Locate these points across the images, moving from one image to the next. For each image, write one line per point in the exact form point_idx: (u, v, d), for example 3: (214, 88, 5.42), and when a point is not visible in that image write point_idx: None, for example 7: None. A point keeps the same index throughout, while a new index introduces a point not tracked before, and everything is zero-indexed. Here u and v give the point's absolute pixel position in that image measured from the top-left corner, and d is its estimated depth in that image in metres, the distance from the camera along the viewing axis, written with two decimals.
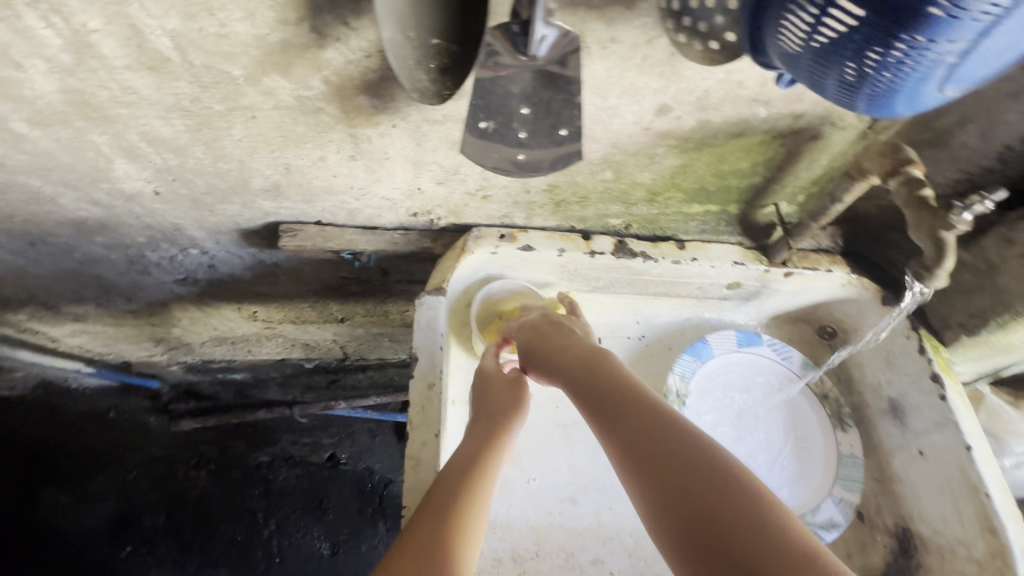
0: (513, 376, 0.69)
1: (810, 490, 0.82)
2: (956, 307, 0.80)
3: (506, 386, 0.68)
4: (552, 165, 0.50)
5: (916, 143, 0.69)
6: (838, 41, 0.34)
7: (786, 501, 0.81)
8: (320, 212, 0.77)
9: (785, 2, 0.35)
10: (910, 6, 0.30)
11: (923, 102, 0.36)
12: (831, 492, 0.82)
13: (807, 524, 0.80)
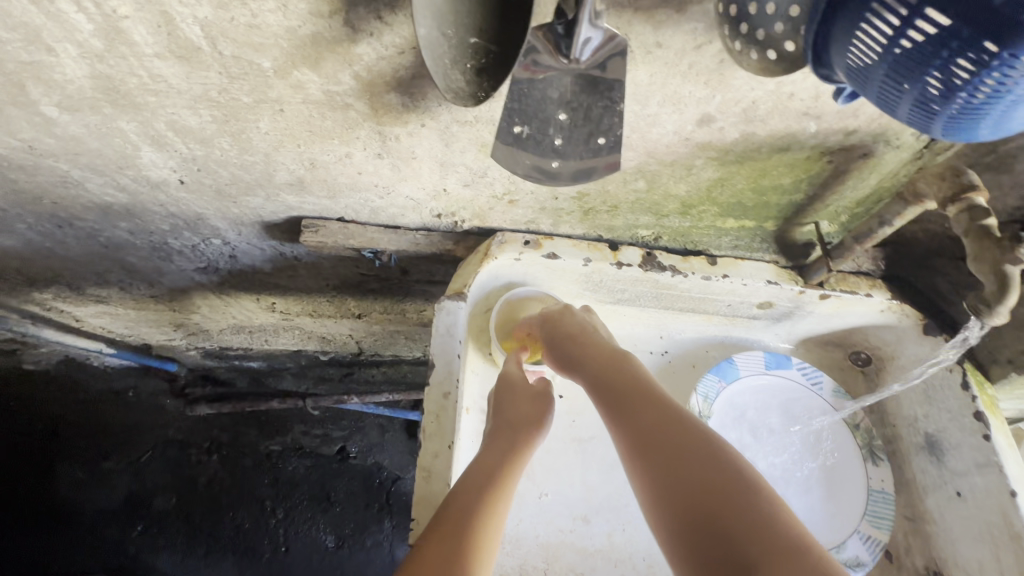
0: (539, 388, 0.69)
1: (836, 524, 0.78)
2: (1006, 342, 0.74)
3: (532, 397, 0.68)
4: (587, 174, 0.48)
5: (976, 166, 0.64)
6: (922, 52, 0.31)
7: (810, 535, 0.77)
8: (343, 209, 0.76)
9: (863, 9, 0.32)
10: (1013, 15, 0.27)
11: (1011, 125, 0.32)
12: (859, 527, 0.78)
13: None
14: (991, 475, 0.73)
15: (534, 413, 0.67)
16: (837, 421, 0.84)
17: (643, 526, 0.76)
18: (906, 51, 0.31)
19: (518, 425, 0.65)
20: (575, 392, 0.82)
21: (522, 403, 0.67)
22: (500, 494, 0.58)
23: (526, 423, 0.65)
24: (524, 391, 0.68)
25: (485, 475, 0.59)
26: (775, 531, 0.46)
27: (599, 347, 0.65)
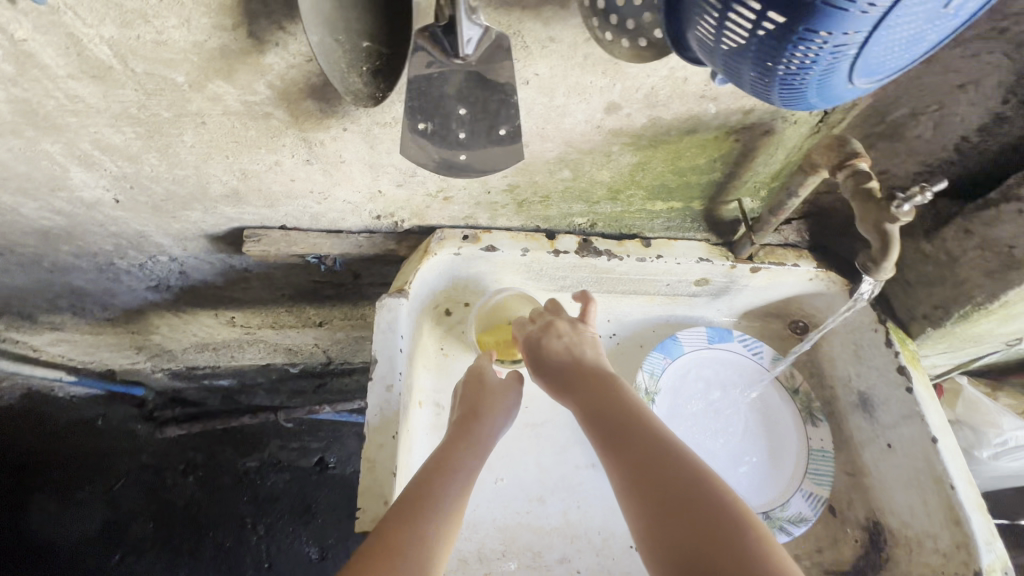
0: (506, 384, 0.74)
1: (778, 485, 0.82)
2: (920, 299, 0.79)
3: (495, 398, 0.72)
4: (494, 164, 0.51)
5: (871, 136, 0.69)
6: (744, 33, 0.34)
7: (756, 497, 0.81)
8: (283, 216, 0.78)
9: None
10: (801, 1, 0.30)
11: (836, 93, 0.36)
12: (800, 485, 0.82)
13: (776, 520, 0.79)
14: (914, 424, 0.77)
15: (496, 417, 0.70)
16: (774, 388, 0.89)
17: (598, 502, 0.79)
18: (732, 34, 0.34)
19: (481, 419, 0.69)
20: (526, 380, 0.85)
21: (481, 396, 0.72)
22: (462, 485, 0.61)
23: (486, 418, 0.70)
24: (487, 388, 0.73)
25: (448, 465, 0.63)
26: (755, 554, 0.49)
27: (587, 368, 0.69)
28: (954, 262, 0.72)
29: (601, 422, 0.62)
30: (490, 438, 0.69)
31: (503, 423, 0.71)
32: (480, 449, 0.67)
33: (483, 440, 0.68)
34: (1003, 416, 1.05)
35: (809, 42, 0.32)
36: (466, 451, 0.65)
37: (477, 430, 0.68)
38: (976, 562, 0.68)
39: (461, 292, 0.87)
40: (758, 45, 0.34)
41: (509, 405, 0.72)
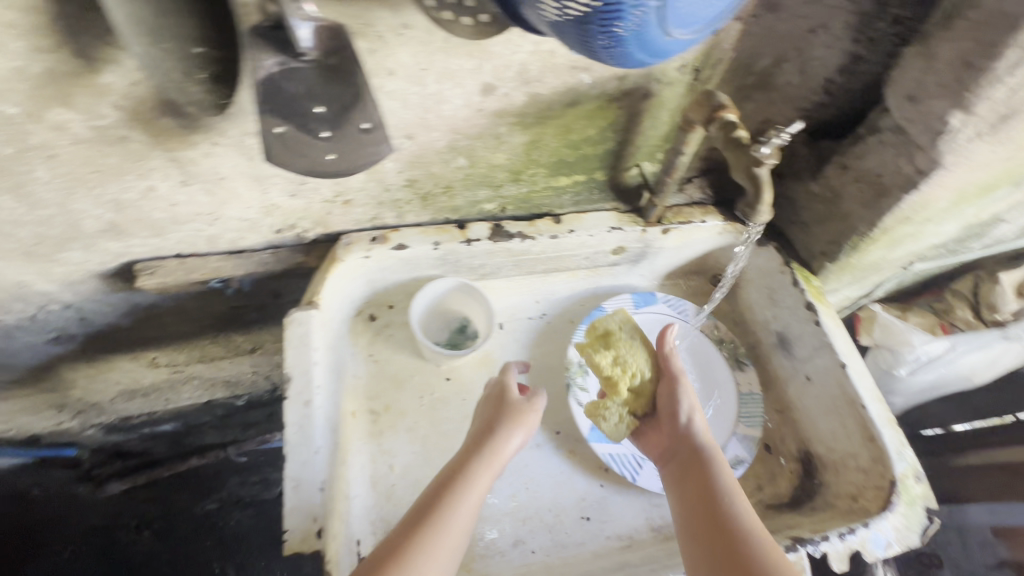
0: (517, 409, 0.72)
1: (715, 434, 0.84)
2: (817, 237, 0.83)
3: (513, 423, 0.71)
4: (362, 161, 0.48)
5: (744, 88, 0.72)
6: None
7: None
8: (177, 244, 0.74)
9: None
10: None
11: (658, 47, 0.36)
12: (733, 429, 0.85)
13: None
14: (825, 355, 0.82)
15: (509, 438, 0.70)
16: (703, 342, 0.92)
17: (545, 479, 0.80)
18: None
19: (495, 434, 0.69)
20: (461, 373, 0.86)
21: (498, 414, 0.72)
22: (467, 505, 0.64)
23: (502, 435, 0.70)
24: (509, 409, 0.72)
25: (455, 487, 0.65)
26: None
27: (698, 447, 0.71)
28: (837, 198, 0.76)
29: (700, 507, 0.66)
30: (502, 455, 0.69)
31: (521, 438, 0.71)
32: (493, 463, 0.68)
33: (495, 459, 0.68)
34: (915, 333, 1.10)
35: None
36: (479, 470, 0.66)
37: (490, 444, 0.69)
38: (890, 472, 0.72)
39: (382, 295, 0.85)
40: (561, 11, 0.34)
41: (527, 420, 0.72)
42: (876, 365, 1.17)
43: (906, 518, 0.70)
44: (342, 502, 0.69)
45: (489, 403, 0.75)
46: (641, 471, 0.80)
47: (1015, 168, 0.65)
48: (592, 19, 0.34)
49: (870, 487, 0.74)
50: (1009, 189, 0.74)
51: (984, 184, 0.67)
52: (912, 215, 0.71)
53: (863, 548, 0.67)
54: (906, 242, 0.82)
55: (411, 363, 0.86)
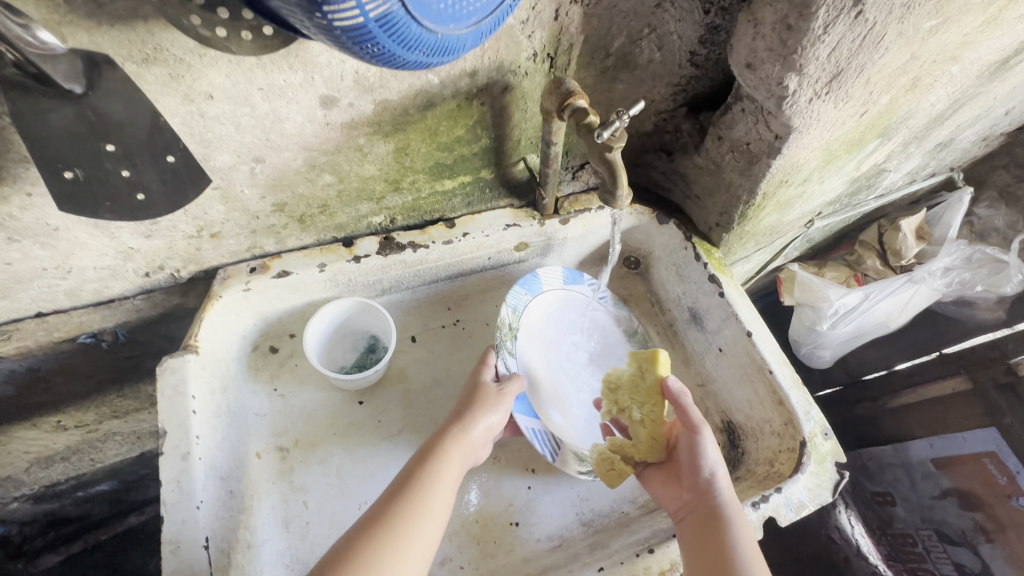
0: (493, 396, 0.73)
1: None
2: (711, 210, 0.83)
3: (490, 405, 0.72)
4: (169, 187, 0.54)
5: (610, 70, 0.70)
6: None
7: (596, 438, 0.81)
8: (32, 304, 0.68)
9: None
10: None
11: (429, 46, 0.34)
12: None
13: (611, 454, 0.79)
14: (732, 325, 0.82)
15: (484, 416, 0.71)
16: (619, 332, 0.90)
17: (469, 492, 0.78)
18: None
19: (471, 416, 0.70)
20: (373, 394, 0.83)
21: (474, 399, 0.73)
22: (443, 489, 0.63)
23: (479, 415, 0.71)
24: (484, 396, 0.73)
25: (430, 468, 0.64)
26: None
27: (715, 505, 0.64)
28: (719, 168, 0.76)
29: (702, 525, 0.63)
30: (479, 429, 0.70)
31: (497, 418, 0.72)
32: (465, 449, 0.67)
33: (469, 441, 0.68)
34: (831, 287, 1.09)
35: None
36: (454, 449, 0.66)
37: (460, 422, 0.69)
38: (801, 433, 0.73)
39: (279, 325, 0.81)
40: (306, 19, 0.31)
41: (501, 405, 0.73)
42: (802, 322, 1.19)
43: (817, 477, 0.71)
44: (244, 552, 0.65)
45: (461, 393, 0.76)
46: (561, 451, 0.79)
47: (874, 120, 0.66)
48: (337, 33, 0.31)
49: (784, 451, 0.74)
50: (880, 141, 0.75)
51: (849, 139, 0.68)
52: (787, 178, 0.72)
53: (776, 514, 0.68)
54: (795, 203, 0.83)
55: (319, 392, 0.82)
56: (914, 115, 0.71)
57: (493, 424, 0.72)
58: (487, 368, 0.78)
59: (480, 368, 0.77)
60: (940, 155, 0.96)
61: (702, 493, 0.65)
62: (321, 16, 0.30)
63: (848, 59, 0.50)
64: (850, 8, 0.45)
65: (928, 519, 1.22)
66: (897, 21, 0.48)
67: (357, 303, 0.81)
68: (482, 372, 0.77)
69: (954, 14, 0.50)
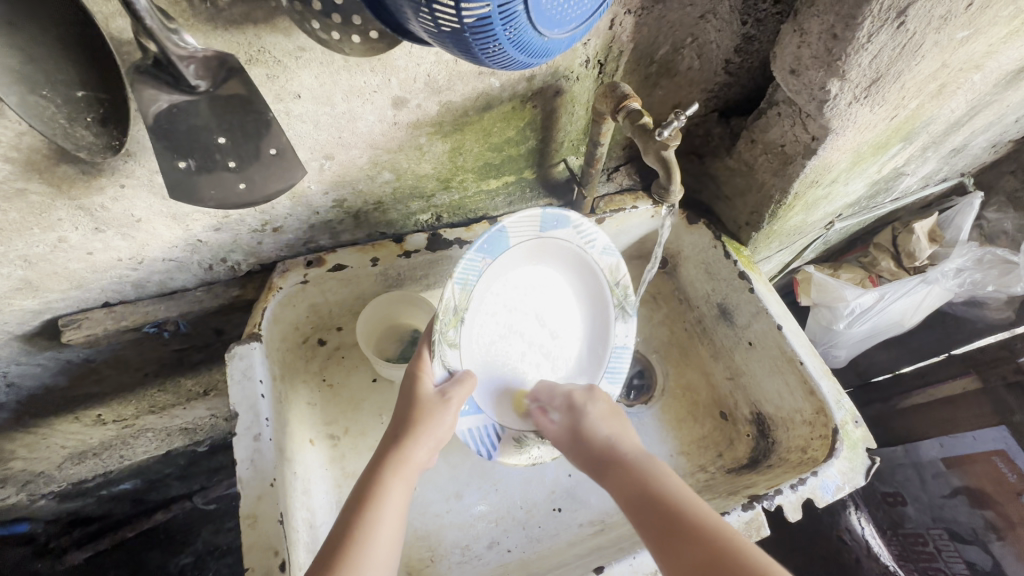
0: (433, 402, 0.64)
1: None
2: (741, 209, 0.87)
3: (429, 417, 0.63)
4: (271, 184, 0.50)
5: (651, 75, 0.74)
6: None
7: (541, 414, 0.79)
8: (102, 293, 0.71)
9: None
10: None
11: (538, 46, 0.38)
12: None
13: None
14: (762, 319, 0.85)
15: (429, 428, 0.63)
16: (597, 283, 0.79)
17: (513, 479, 0.81)
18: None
19: (406, 444, 0.62)
20: None
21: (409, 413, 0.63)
22: (391, 519, 0.57)
23: (421, 437, 0.63)
24: (426, 410, 0.63)
25: (366, 516, 0.56)
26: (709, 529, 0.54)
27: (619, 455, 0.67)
28: (751, 169, 0.80)
29: (613, 467, 0.66)
30: (421, 451, 0.63)
31: (442, 432, 0.64)
32: (402, 471, 0.61)
33: (404, 459, 0.62)
34: (847, 288, 1.13)
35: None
36: (394, 485, 0.60)
37: (395, 457, 0.62)
38: (833, 420, 0.76)
39: (328, 318, 0.84)
40: (436, 23, 0.35)
41: (446, 415, 0.64)
42: (819, 322, 1.22)
43: (850, 462, 0.74)
44: (307, 531, 0.67)
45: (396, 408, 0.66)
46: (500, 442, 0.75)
47: (899, 125, 0.70)
48: (465, 33, 0.35)
49: (816, 438, 0.78)
50: (901, 145, 0.79)
51: (876, 142, 0.72)
52: (818, 178, 0.76)
53: (814, 495, 0.71)
54: (820, 203, 0.87)
55: (365, 383, 0.85)
56: (935, 121, 0.75)
57: (439, 437, 0.64)
58: (423, 376, 0.65)
59: (415, 378, 0.64)
60: (953, 161, 1.01)
61: (603, 450, 0.68)
62: (456, 14, 0.33)
63: (887, 66, 0.54)
64: (893, 19, 0.49)
65: (939, 518, 1.24)
66: (934, 32, 0.52)
67: (402, 295, 0.83)
68: (424, 383, 0.64)
69: (983, 25, 0.54)
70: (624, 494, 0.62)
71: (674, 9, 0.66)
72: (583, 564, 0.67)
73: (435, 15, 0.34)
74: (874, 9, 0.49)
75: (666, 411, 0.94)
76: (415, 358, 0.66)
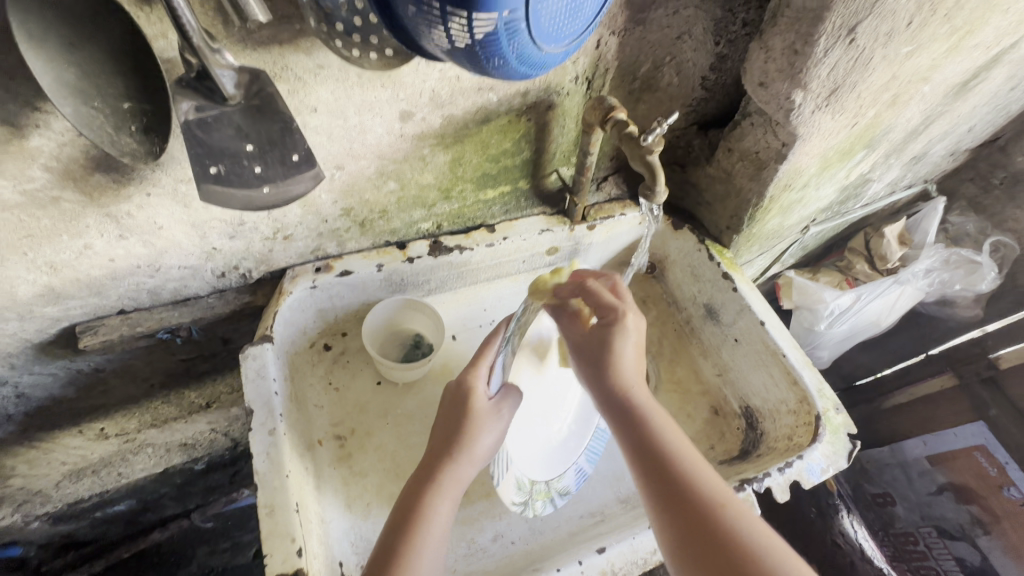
0: (483, 414, 0.66)
1: (558, 458, 0.80)
2: (722, 214, 0.93)
3: (478, 432, 0.64)
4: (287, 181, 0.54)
5: (634, 91, 0.81)
6: (439, 15, 0.39)
7: (538, 467, 0.77)
8: (119, 300, 0.74)
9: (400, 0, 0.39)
10: None
11: (537, 60, 0.44)
12: (577, 460, 0.81)
13: (553, 486, 0.77)
14: (746, 315, 0.90)
15: (476, 443, 0.64)
16: None
17: None
18: (432, 18, 0.39)
19: (454, 460, 0.62)
20: (420, 387, 0.89)
21: (461, 424, 0.65)
22: (439, 526, 0.58)
23: (470, 452, 0.63)
24: (475, 426, 0.65)
25: (421, 524, 0.57)
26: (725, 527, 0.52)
27: (631, 403, 0.61)
28: (729, 176, 0.87)
29: (626, 417, 0.60)
30: (472, 462, 0.64)
31: (488, 447, 0.65)
32: (451, 484, 0.61)
33: (457, 473, 0.62)
34: (826, 290, 1.19)
35: (486, 16, 0.38)
36: (442, 500, 0.60)
37: (446, 472, 0.62)
38: (815, 408, 0.81)
39: (334, 324, 0.88)
40: (450, 41, 0.40)
41: (495, 431, 0.65)
42: (801, 324, 1.28)
43: (832, 446, 0.79)
44: (318, 524, 0.70)
45: (438, 422, 0.67)
46: (506, 474, 0.71)
47: (861, 132, 0.77)
48: (475, 47, 0.40)
49: (801, 426, 0.82)
50: (866, 152, 0.87)
51: (841, 149, 0.79)
52: (790, 183, 0.82)
53: (800, 477, 0.76)
54: (795, 207, 0.94)
55: (370, 387, 0.88)
56: (894, 129, 0.83)
57: (485, 452, 0.65)
58: (478, 390, 0.67)
59: (470, 392, 0.67)
60: (915, 168, 1.10)
61: (616, 395, 0.61)
62: (468, 31, 0.39)
63: (843, 77, 0.61)
64: (845, 37, 0.56)
65: (927, 516, 1.28)
66: (881, 47, 0.59)
67: (406, 301, 0.88)
68: (473, 395, 0.66)
69: (925, 41, 0.61)
70: (638, 454, 0.58)
71: (653, 31, 0.73)
72: (586, 546, 0.70)
73: (449, 31, 0.39)
74: (828, 28, 0.56)
75: (660, 407, 0.96)
76: (466, 371, 0.69)
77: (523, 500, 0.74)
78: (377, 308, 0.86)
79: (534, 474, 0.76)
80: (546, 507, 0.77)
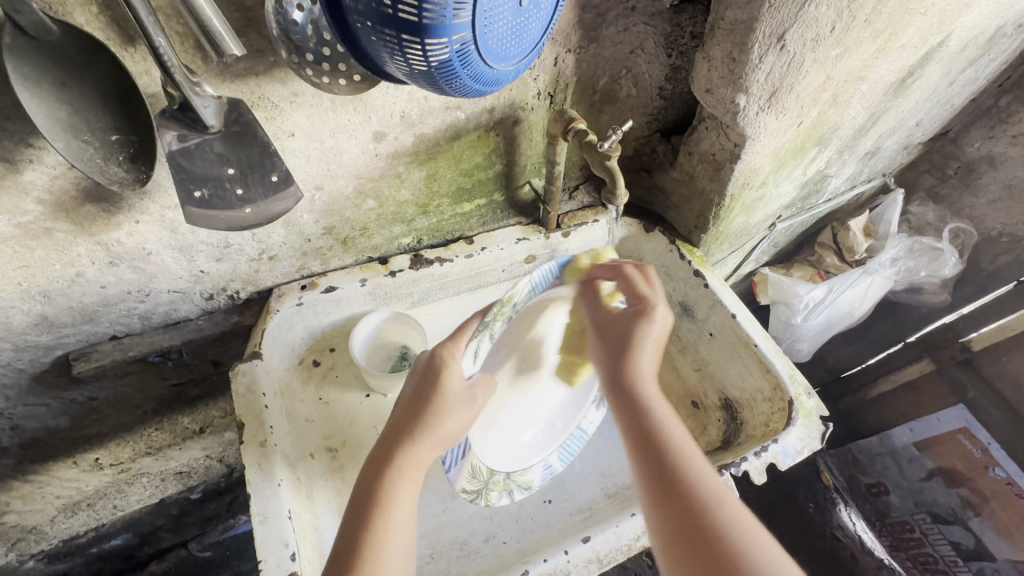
0: (455, 392, 0.65)
1: (523, 454, 0.82)
2: (689, 215, 0.98)
3: (446, 408, 0.63)
4: (265, 196, 0.58)
5: (595, 103, 0.86)
6: (394, 42, 0.43)
7: (500, 459, 0.80)
8: (111, 326, 0.77)
9: (364, 33, 0.44)
10: (411, 24, 0.41)
11: (490, 77, 0.48)
12: (544, 458, 0.83)
13: (510, 479, 0.80)
14: (718, 310, 0.94)
15: (443, 421, 0.63)
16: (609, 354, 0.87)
17: None
18: (390, 46, 0.43)
19: (417, 441, 0.61)
20: None
21: (425, 403, 0.63)
22: (401, 512, 0.57)
23: (435, 428, 0.62)
24: (440, 403, 0.63)
25: (378, 511, 0.56)
26: (716, 519, 0.52)
27: (643, 390, 0.63)
28: (692, 178, 0.91)
29: (632, 407, 0.62)
30: (439, 441, 0.63)
31: (455, 426, 0.64)
32: (413, 467, 0.60)
33: (419, 452, 0.61)
34: (799, 284, 1.23)
35: (436, 44, 0.42)
36: (404, 482, 0.59)
37: (407, 452, 0.60)
38: (788, 394, 0.84)
39: (324, 339, 0.90)
40: (409, 66, 0.45)
41: (462, 409, 0.65)
42: (779, 318, 1.32)
43: (806, 429, 0.82)
44: (311, 532, 0.72)
45: (403, 398, 0.66)
46: (460, 459, 0.75)
47: (810, 130, 0.83)
48: (432, 71, 0.44)
49: (776, 412, 0.85)
50: (818, 149, 0.92)
51: (792, 147, 0.85)
52: (748, 181, 0.87)
53: (776, 460, 0.79)
54: (757, 205, 0.99)
55: (359, 398, 0.90)
56: (841, 126, 0.88)
57: (452, 432, 0.64)
58: (449, 366, 0.66)
59: (439, 369, 0.66)
60: (871, 162, 1.15)
61: (628, 383, 0.63)
62: (423, 57, 0.43)
63: (780, 80, 0.66)
64: (775, 44, 0.62)
65: (920, 502, 1.30)
66: (811, 51, 0.64)
67: (391, 314, 0.91)
68: (445, 370, 0.66)
69: (851, 44, 0.67)
70: (642, 442, 0.59)
71: (607, 47, 0.78)
72: (573, 536, 0.72)
73: (407, 56, 0.43)
74: (759, 37, 0.61)
75: None
76: (444, 346, 0.69)
77: (477, 488, 0.77)
78: (364, 324, 0.88)
79: (491, 463, 0.79)
80: (502, 498, 0.79)
